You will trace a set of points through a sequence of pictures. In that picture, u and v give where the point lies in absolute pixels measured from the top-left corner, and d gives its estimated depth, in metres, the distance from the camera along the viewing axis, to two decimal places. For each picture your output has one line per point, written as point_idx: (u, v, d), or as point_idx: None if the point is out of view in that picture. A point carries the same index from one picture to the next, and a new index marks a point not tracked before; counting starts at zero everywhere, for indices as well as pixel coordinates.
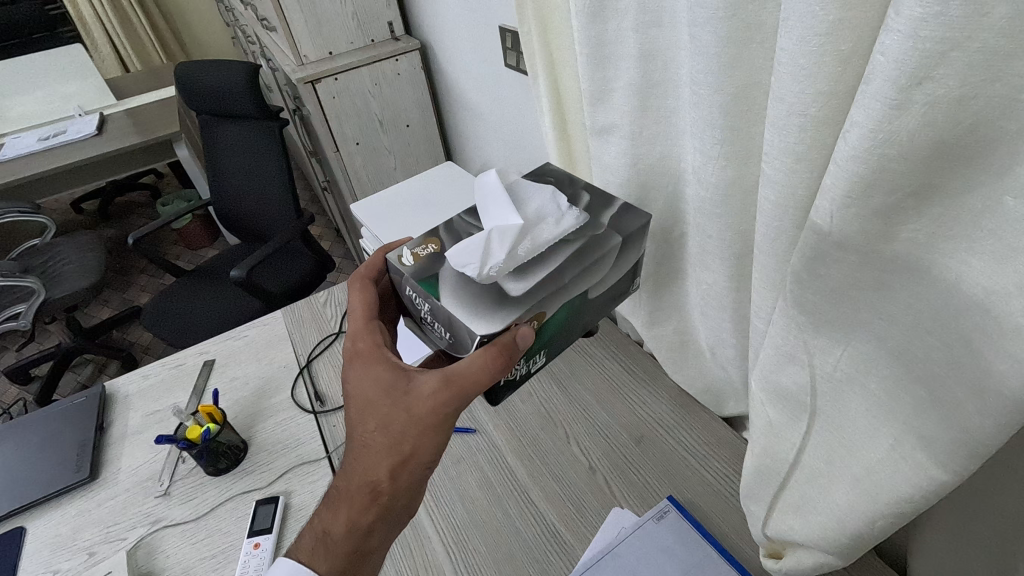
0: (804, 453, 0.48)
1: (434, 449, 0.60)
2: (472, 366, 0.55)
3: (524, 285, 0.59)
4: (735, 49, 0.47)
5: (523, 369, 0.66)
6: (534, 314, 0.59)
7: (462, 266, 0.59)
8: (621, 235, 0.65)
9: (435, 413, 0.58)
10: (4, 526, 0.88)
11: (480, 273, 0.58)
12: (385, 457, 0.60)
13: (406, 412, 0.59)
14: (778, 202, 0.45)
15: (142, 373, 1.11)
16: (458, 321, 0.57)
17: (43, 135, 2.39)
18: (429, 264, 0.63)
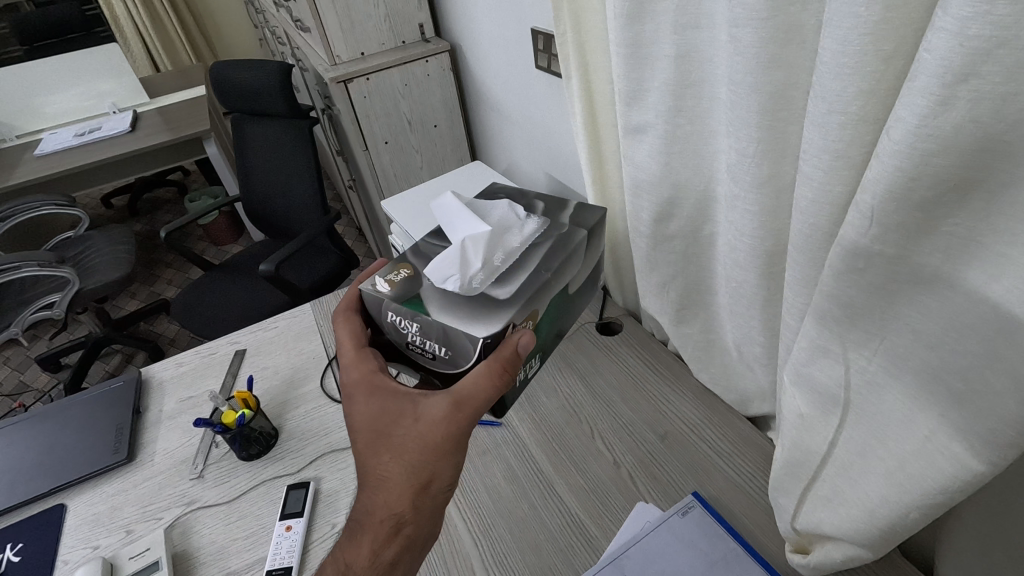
0: (836, 445, 0.49)
1: (456, 468, 0.61)
2: (481, 381, 0.60)
3: (508, 289, 0.69)
4: (776, 48, 0.48)
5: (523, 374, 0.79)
6: (524, 316, 0.68)
7: (445, 279, 0.69)
8: (582, 232, 0.80)
9: (450, 432, 0.59)
10: (46, 502, 0.91)
11: (464, 287, 0.68)
12: (405, 486, 0.59)
13: (424, 437, 0.59)
14: (815, 198, 0.46)
15: (176, 361, 1.14)
16: (453, 329, 0.64)
17: (79, 131, 2.46)
18: (407, 288, 0.71)
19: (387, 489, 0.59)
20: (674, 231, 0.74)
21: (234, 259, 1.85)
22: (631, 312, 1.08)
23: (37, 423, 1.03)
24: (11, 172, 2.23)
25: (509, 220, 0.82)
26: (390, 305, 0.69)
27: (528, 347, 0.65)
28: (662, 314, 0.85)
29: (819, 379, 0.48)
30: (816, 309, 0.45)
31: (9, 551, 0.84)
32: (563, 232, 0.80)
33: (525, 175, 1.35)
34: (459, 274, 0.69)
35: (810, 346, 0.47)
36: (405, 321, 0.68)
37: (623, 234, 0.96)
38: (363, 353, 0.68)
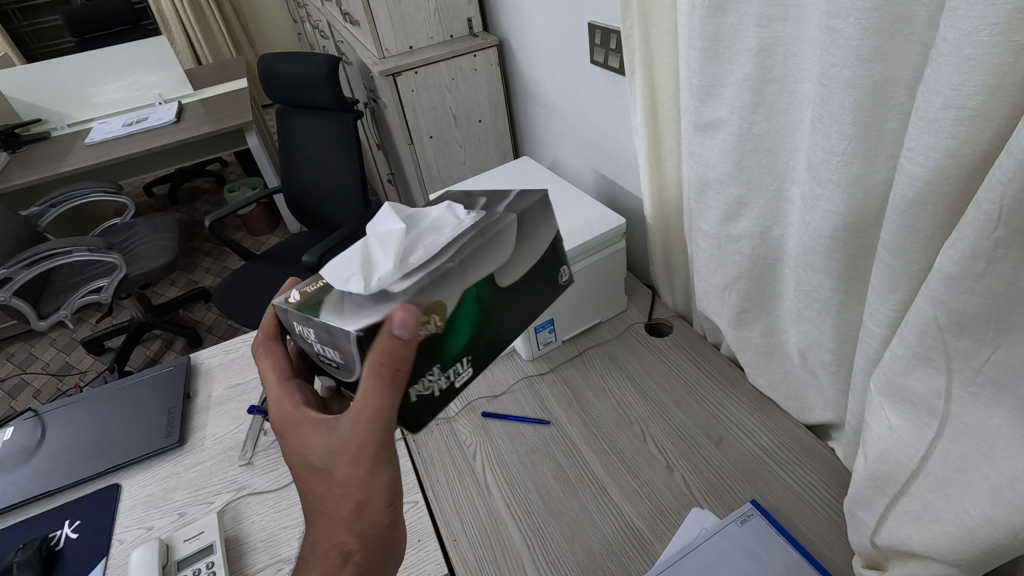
0: (928, 460, 0.47)
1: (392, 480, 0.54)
2: (366, 394, 0.48)
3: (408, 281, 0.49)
4: (880, 41, 0.46)
5: (444, 382, 0.54)
6: (424, 306, 0.48)
7: (346, 283, 0.52)
8: (517, 212, 0.57)
9: (364, 451, 0.51)
10: (101, 481, 0.93)
11: (365, 288, 0.50)
12: (341, 512, 0.54)
13: (341, 460, 0.52)
14: (917, 201, 0.44)
15: (224, 348, 1.16)
16: (332, 329, 0.49)
17: (127, 121, 2.53)
18: (314, 296, 0.56)
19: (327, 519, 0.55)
20: (741, 232, 0.72)
21: (275, 250, 1.87)
22: (680, 314, 1.06)
23: (91, 405, 1.05)
24: (62, 159, 2.29)
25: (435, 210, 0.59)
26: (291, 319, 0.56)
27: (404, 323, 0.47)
28: (720, 316, 0.83)
29: (914, 389, 0.46)
30: (919, 317, 0.43)
31: (68, 528, 0.86)
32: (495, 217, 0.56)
33: (571, 172, 1.34)
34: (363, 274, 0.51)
35: (905, 354, 0.45)
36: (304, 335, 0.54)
37: (678, 234, 0.94)
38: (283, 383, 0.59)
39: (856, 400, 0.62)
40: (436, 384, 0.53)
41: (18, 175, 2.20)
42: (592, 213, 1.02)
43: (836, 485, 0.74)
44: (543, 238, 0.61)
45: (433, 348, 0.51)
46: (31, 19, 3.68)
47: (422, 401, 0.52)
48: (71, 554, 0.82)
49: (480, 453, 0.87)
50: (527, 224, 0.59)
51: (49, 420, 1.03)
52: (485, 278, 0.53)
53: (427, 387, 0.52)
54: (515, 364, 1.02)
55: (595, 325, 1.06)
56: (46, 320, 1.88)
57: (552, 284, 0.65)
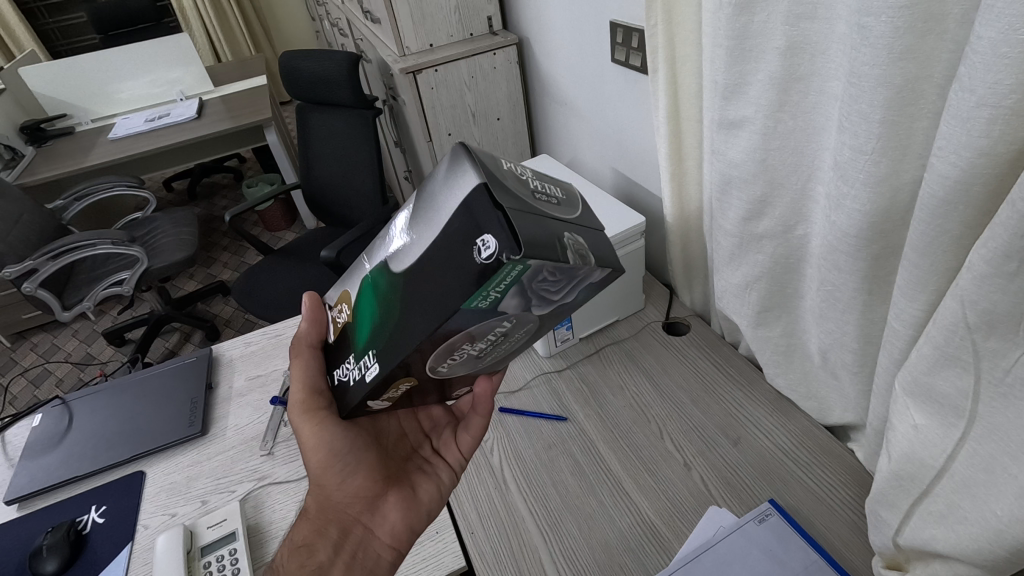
0: (954, 460, 0.46)
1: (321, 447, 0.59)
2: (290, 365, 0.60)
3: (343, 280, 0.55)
4: (913, 39, 0.45)
5: (359, 374, 0.48)
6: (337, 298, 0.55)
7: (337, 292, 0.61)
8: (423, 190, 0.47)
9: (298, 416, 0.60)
10: (126, 468, 0.95)
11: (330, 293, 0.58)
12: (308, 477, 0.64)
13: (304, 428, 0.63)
14: (949, 200, 0.44)
15: (245, 340, 1.18)
16: None
17: (150, 117, 2.57)
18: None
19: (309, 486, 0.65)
20: (763, 231, 0.72)
21: (293, 245, 1.89)
22: (698, 313, 1.06)
23: (116, 394, 1.07)
24: (86, 154, 2.33)
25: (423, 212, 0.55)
26: None
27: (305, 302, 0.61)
28: (740, 315, 0.83)
29: (941, 389, 0.46)
30: (948, 314, 0.43)
31: (94, 513, 0.88)
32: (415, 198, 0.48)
33: (589, 170, 1.34)
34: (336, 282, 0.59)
35: (932, 354, 0.45)
36: None
37: (697, 233, 0.95)
38: None
39: (878, 401, 0.61)
40: (352, 374, 0.50)
41: (44, 169, 2.24)
42: (611, 211, 1.02)
43: (856, 486, 0.74)
44: (453, 202, 0.42)
45: (348, 334, 0.52)
46: (57, 16, 3.75)
47: (341, 388, 0.50)
48: (98, 539, 0.84)
49: (497, 448, 0.88)
50: (431, 195, 0.44)
51: (76, 408, 1.05)
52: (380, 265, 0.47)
53: (344, 375, 0.51)
54: (532, 360, 1.03)
55: (613, 323, 1.07)
56: (70, 311, 1.92)
57: (464, 266, 0.39)
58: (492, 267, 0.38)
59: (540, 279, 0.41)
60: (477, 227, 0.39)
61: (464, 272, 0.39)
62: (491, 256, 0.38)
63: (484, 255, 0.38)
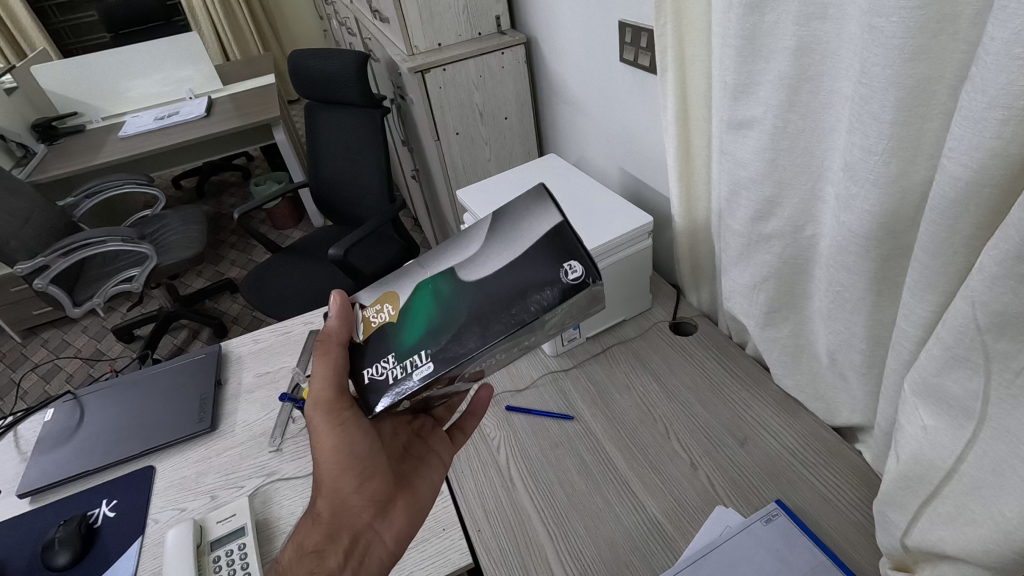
0: (964, 461, 0.46)
1: (341, 449, 0.58)
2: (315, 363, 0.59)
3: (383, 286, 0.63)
4: (924, 39, 0.45)
5: (400, 373, 0.54)
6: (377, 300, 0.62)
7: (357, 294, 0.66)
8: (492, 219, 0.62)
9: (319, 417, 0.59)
10: (136, 463, 0.96)
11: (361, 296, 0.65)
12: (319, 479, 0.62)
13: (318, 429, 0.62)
14: (958, 201, 0.44)
15: (254, 337, 1.19)
16: None
17: (159, 115, 2.59)
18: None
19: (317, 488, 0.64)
20: (772, 231, 0.72)
21: (301, 243, 1.90)
22: (705, 313, 1.06)
23: (126, 389, 1.08)
24: (96, 152, 2.35)
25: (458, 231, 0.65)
26: None
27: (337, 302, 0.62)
28: (747, 316, 0.83)
29: (950, 390, 0.46)
30: (957, 315, 0.43)
31: (105, 507, 0.89)
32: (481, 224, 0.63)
33: (597, 170, 1.34)
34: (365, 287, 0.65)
35: (942, 354, 0.45)
36: None
37: (705, 233, 0.95)
38: None
39: (887, 402, 0.61)
40: (391, 373, 0.55)
41: (55, 166, 2.26)
42: (619, 210, 1.02)
43: (863, 487, 0.74)
44: (534, 231, 0.58)
45: (387, 334, 0.58)
46: (67, 14, 3.78)
47: (372, 385, 0.55)
48: (109, 532, 0.85)
49: (504, 446, 0.88)
50: (507, 227, 0.60)
51: (87, 403, 1.06)
52: (445, 273, 0.59)
53: (381, 374, 0.55)
54: (539, 359, 1.03)
55: (620, 322, 1.07)
56: (81, 307, 1.94)
57: (545, 279, 0.54)
58: (575, 287, 0.53)
59: (583, 301, 0.55)
60: (557, 257, 0.55)
61: (548, 284, 0.53)
62: (578, 277, 0.53)
63: (569, 277, 0.53)
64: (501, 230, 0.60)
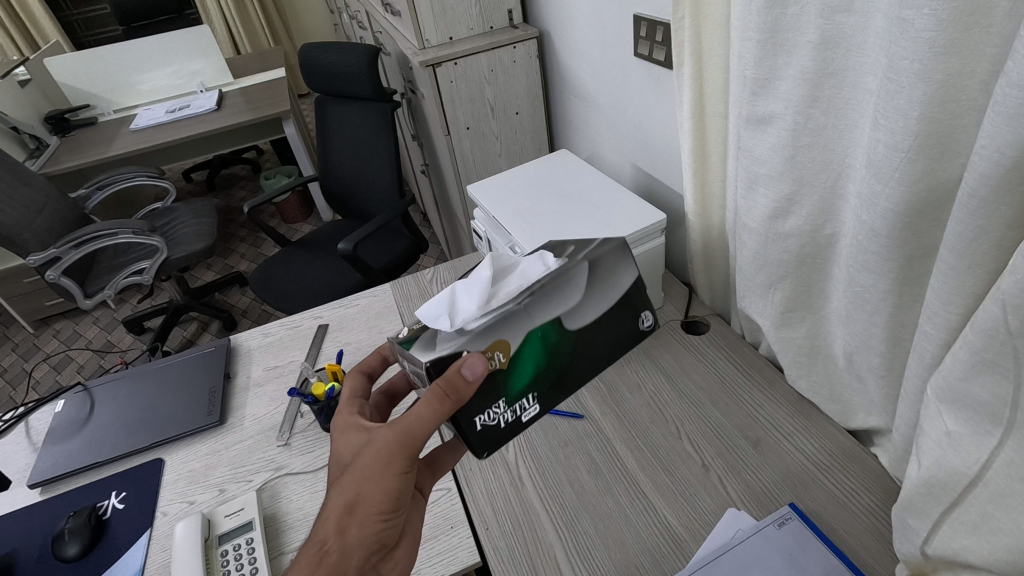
0: (989, 469, 0.45)
1: (383, 494, 0.55)
2: (428, 415, 0.52)
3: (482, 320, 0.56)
4: (956, 33, 0.44)
5: (511, 416, 0.59)
6: (488, 346, 0.55)
7: (434, 320, 0.57)
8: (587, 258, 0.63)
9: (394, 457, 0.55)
10: (145, 456, 0.96)
11: (451, 325, 0.56)
12: (338, 512, 0.56)
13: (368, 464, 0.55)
14: (988, 199, 0.43)
15: (263, 331, 1.18)
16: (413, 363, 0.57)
17: (171, 108, 2.59)
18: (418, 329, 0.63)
19: (325, 513, 0.57)
20: (790, 230, 0.70)
21: (310, 237, 1.90)
22: (718, 312, 1.05)
23: (137, 381, 1.09)
24: (109, 144, 2.36)
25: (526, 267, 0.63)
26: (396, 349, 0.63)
27: (480, 368, 0.51)
28: (762, 316, 0.81)
29: (976, 396, 0.45)
30: (983, 317, 0.42)
31: (114, 498, 0.89)
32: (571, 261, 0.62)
33: (609, 166, 1.33)
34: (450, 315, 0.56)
35: (969, 359, 0.44)
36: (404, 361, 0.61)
37: (719, 231, 0.93)
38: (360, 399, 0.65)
39: (907, 406, 0.60)
40: (502, 417, 0.58)
41: (68, 158, 2.27)
42: (632, 207, 1.00)
43: (880, 492, 0.72)
44: (621, 283, 0.67)
45: (495, 381, 0.57)
46: (81, 8, 3.80)
47: (487, 431, 0.57)
48: (119, 524, 0.86)
49: (513, 444, 0.87)
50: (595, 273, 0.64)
51: (98, 395, 1.07)
52: (551, 322, 0.59)
53: (493, 419, 0.57)
54: None
55: None
56: (92, 299, 1.96)
57: (629, 328, 0.68)
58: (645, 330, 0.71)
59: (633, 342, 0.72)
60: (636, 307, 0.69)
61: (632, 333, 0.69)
62: (649, 324, 0.71)
63: (645, 324, 0.70)
64: (595, 283, 0.64)
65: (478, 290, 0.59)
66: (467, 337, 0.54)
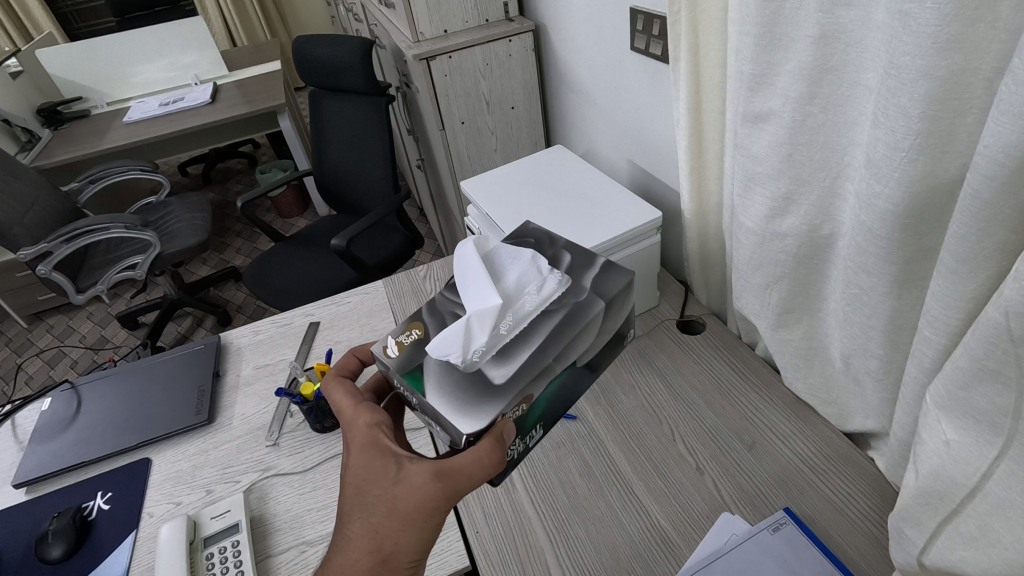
0: (989, 480, 0.44)
1: (416, 544, 0.56)
2: (473, 469, 0.54)
3: (505, 371, 0.59)
4: (961, 27, 0.42)
5: (523, 447, 0.64)
6: (519, 399, 0.58)
7: (445, 355, 0.60)
8: (604, 300, 0.68)
9: (429, 504, 0.55)
10: (132, 455, 0.95)
11: (464, 362, 0.59)
12: (365, 556, 0.55)
13: (400, 508, 0.55)
14: (991, 201, 0.42)
15: (254, 329, 1.17)
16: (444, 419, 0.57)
17: (165, 100, 2.57)
18: (412, 355, 0.64)
19: (347, 555, 0.56)
20: (787, 229, 0.69)
21: (305, 232, 1.88)
22: (714, 312, 1.03)
23: (125, 379, 1.07)
24: (101, 137, 2.34)
25: (529, 281, 0.69)
26: (393, 375, 0.63)
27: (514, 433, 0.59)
28: (759, 316, 0.80)
29: (977, 404, 0.43)
30: (984, 323, 0.40)
31: (100, 499, 0.88)
32: (583, 299, 0.67)
33: (606, 162, 1.31)
34: (463, 351, 0.60)
35: (969, 366, 0.43)
36: (407, 393, 0.62)
37: (716, 230, 0.92)
38: (366, 408, 0.63)
39: (906, 411, 0.58)
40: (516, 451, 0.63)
41: (60, 152, 2.25)
42: (627, 204, 0.99)
43: (876, 496, 0.71)
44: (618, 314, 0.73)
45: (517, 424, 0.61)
46: None
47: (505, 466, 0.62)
48: (104, 525, 0.84)
49: None
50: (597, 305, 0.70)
51: (85, 393, 1.05)
52: (569, 365, 0.65)
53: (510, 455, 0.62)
54: None
55: None
56: (84, 294, 1.94)
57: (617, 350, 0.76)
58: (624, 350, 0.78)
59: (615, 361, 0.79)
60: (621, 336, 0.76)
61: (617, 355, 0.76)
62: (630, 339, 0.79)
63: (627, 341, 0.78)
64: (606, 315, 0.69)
65: (488, 319, 0.62)
66: (502, 400, 0.56)
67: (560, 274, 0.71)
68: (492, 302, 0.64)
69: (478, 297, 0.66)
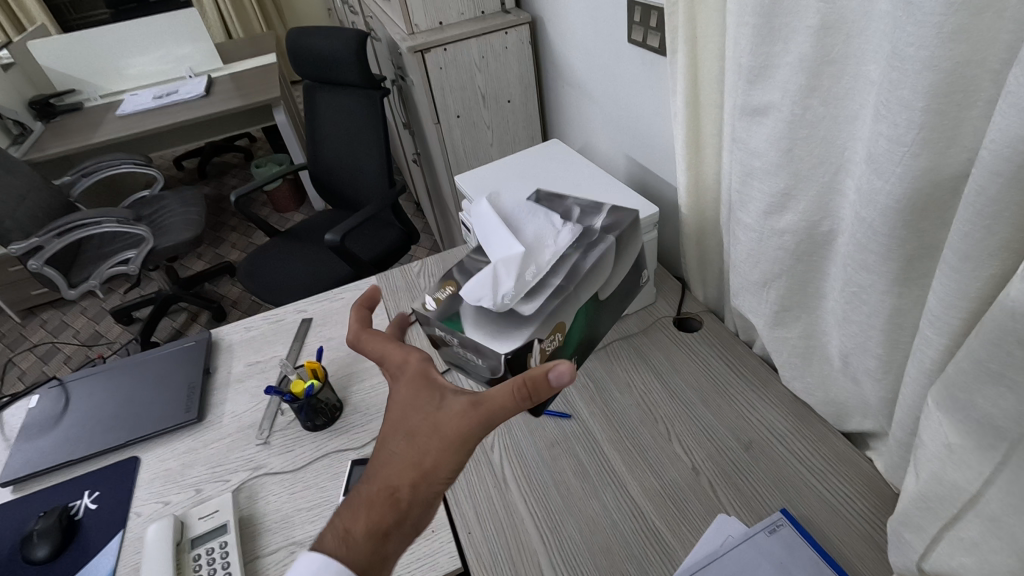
0: (991, 485, 0.42)
1: (451, 471, 0.54)
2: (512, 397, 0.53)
3: (535, 304, 0.73)
4: (967, 17, 0.41)
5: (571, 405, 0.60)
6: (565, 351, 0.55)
7: (479, 300, 0.73)
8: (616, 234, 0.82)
9: (470, 431, 0.54)
10: (120, 454, 0.94)
11: (496, 304, 0.72)
12: (405, 469, 0.54)
13: (440, 434, 0.54)
14: (997, 199, 0.40)
15: (246, 325, 1.15)
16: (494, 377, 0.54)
17: (159, 93, 2.54)
18: (449, 305, 0.79)
19: (388, 467, 0.55)
20: (785, 226, 0.67)
21: (299, 227, 1.86)
22: (711, 309, 1.02)
23: (115, 376, 1.05)
24: (94, 130, 2.32)
25: (546, 232, 0.81)
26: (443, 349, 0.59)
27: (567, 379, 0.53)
28: (756, 315, 0.79)
29: (979, 408, 0.42)
30: (988, 324, 0.39)
31: (87, 498, 0.87)
32: (597, 238, 0.81)
33: (602, 157, 1.29)
34: (493, 296, 0.72)
35: (972, 368, 0.41)
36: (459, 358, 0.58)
37: (713, 226, 0.90)
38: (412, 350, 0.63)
39: (905, 413, 0.57)
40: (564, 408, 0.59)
41: (52, 145, 2.23)
42: (623, 200, 0.97)
43: (875, 497, 0.70)
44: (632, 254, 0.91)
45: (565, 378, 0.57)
46: None
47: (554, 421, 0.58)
48: (91, 525, 0.83)
49: (498, 444, 0.85)
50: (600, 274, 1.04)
51: (74, 390, 1.04)
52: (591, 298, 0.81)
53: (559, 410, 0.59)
54: None
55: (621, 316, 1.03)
56: (77, 289, 1.92)
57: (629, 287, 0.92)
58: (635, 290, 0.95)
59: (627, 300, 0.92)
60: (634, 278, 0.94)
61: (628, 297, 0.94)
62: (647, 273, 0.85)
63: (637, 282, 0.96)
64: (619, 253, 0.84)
65: (514, 267, 0.74)
66: (534, 328, 0.71)
67: (571, 225, 0.83)
68: (516, 251, 0.75)
69: (502, 249, 0.77)
